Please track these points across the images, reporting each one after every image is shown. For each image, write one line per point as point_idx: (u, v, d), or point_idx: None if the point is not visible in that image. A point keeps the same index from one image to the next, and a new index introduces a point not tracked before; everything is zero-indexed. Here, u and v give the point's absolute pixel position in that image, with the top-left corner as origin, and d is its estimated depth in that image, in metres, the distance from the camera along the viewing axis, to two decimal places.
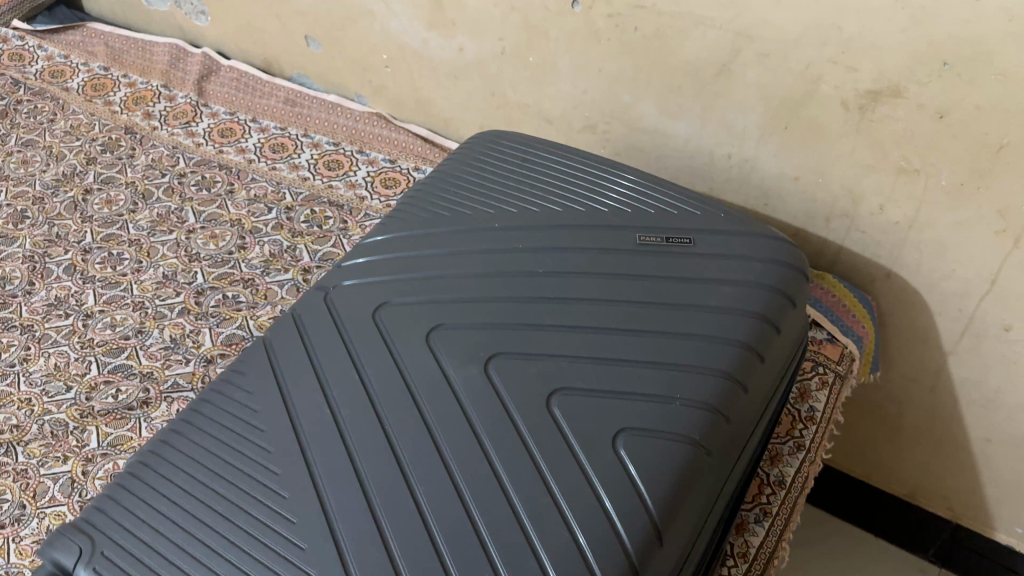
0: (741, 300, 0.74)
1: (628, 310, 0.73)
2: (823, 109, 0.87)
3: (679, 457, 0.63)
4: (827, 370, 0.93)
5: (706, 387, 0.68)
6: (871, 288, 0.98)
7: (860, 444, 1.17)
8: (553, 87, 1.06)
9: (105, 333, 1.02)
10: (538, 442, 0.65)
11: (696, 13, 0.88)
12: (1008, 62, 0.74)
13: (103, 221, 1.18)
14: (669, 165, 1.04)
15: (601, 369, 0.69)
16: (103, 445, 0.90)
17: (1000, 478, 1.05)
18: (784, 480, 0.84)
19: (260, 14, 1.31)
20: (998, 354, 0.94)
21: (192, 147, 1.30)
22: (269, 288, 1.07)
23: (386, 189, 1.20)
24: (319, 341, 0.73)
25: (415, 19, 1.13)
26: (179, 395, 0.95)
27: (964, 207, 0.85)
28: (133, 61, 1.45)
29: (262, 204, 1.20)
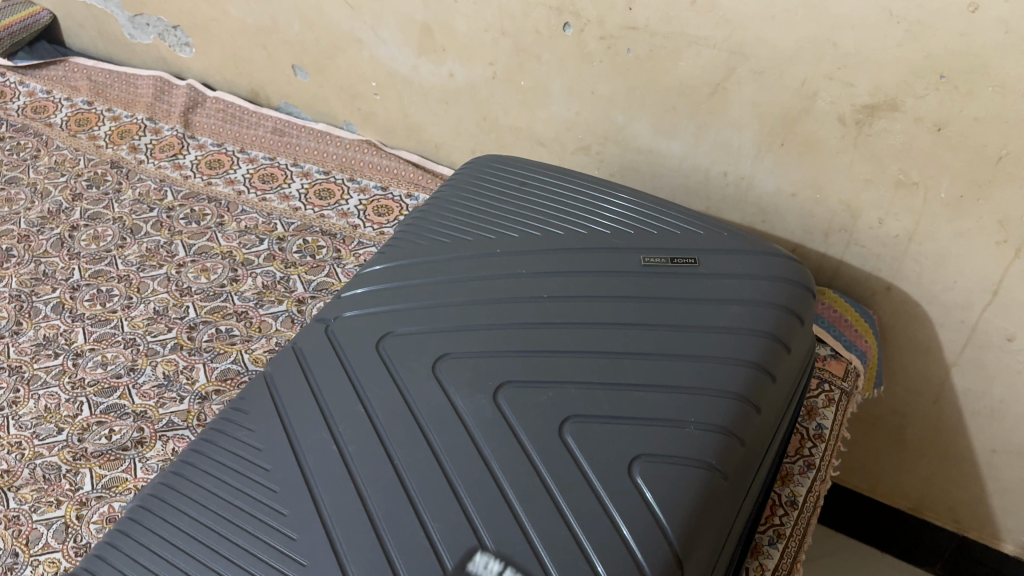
0: (749, 319, 0.73)
1: (636, 334, 0.72)
2: (819, 124, 0.86)
3: (696, 482, 0.62)
4: (833, 388, 0.92)
5: (718, 408, 0.67)
6: (872, 301, 0.98)
7: (864, 458, 1.16)
8: (545, 110, 1.06)
9: (96, 372, 1.00)
10: (551, 471, 0.63)
11: (690, 33, 0.88)
12: (1005, 74, 0.74)
13: (90, 257, 1.15)
14: (665, 184, 1.04)
15: (612, 395, 0.68)
16: (98, 488, 0.87)
17: (1007, 490, 1.04)
18: (796, 500, 0.82)
19: (246, 45, 1.31)
20: (1001, 364, 0.93)
21: (180, 180, 1.28)
22: (264, 320, 1.06)
23: (378, 216, 1.19)
24: (322, 374, 0.72)
25: (404, 46, 1.12)
26: (175, 433, 0.93)
27: (964, 218, 0.85)
28: (117, 95, 1.43)
29: (253, 236, 1.18)
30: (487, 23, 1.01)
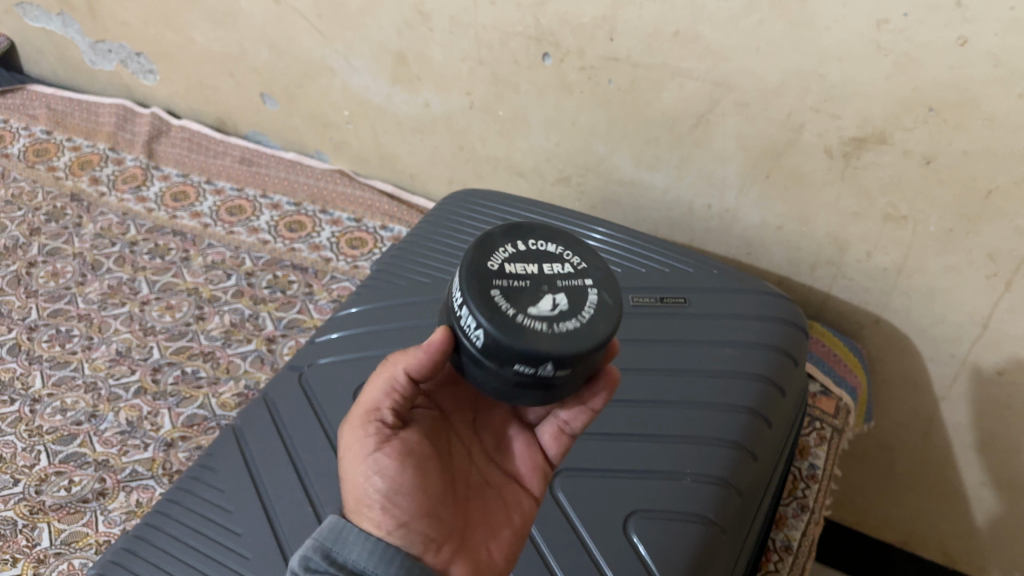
0: (743, 362, 0.71)
1: (628, 379, 0.70)
2: (805, 157, 0.84)
3: (693, 538, 0.60)
4: (825, 425, 0.90)
5: (714, 459, 0.65)
6: (859, 335, 0.96)
7: (850, 492, 1.14)
8: (523, 141, 1.03)
9: (54, 419, 0.95)
10: (543, 530, 0.61)
11: (673, 64, 0.85)
12: (995, 108, 0.72)
13: (49, 295, 1.10)
14: (648, 215, 1.02)
15: (605, 447, 0.66)
16: (56, 544, 0.82)
17: (996, 524, 1.02)
18: (791, 545, 0.80)
19: (213, 72, 1.27)
20: (991, 398, 0.91)
21: (144, 213, 1.23)
22: (232, 360, 1.01)
23: (352, 249, 1.16)
24: (296, 427, 0.69)
25: (377, 75, 1.09)
26: (139, 483, 0.88)
27: (953, 252, 0.83)
28: (78, 124, 1.38)
29: (220, 271, 1.14)
30: (463, 52, 0.98)
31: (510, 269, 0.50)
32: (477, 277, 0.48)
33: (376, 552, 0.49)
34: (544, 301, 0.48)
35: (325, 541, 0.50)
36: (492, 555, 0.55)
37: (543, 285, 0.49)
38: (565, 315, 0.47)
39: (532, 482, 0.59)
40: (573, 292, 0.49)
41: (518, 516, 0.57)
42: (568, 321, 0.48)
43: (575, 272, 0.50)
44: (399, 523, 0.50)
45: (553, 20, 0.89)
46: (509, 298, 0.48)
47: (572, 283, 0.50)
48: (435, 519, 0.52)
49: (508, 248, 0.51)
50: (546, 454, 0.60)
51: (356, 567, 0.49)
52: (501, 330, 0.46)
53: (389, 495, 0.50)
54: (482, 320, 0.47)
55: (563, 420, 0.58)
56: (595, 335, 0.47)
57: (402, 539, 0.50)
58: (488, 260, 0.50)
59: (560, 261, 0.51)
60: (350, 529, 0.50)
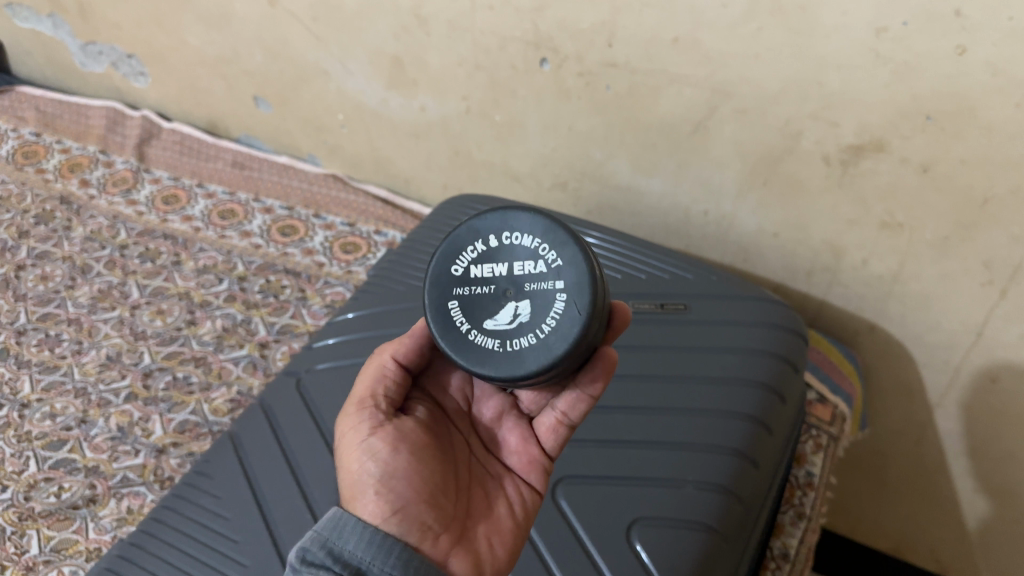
0: (743, 369, 0.72)
1: (629, 386, 0.71)
2: (803, 165, 0.84)
3: (694, 546, 0.61)
4: (821, 433, 0.89)
5: (714, 466, 0.65)
6: (855, 342, 0.96)
7: (843, 499, 1.15)
8: (520, 146, 1.03)
9: (43, 424, 0.93)
10: (547, 539, 0.62)
11: (671, 71, 0.85)
12: (993, 117, 0.72)
13: (37, 299, 1.08)
14: (644, 221, 1.02)
15: (608, 454, 0.66)
16: (46, 551, 0.81)
17: (990, 532, 1.02)
18: (788, 553, 0.79)
19: (206, 75, 1.26)
20: (984, 406, 0.91)
21: (134, 217, 1.22)
22: (224, 365, 1.00)
23: (345, 254, 1.15)
24: (293, 433, 0.69)
25: (373, 79, 1.08)
26: (130, 490, 0.86)
27: (949, 260, 0.83)
28: (67, 126, 1.37)
29: (212, 275, 1.13)
30: (460, 57, 0.98)
31: (476, 274, 0.57)
32: (445, 285, 0.58)
33: (373, 542, 0.51)
34: (501, 311, 0.56)
35: (323, 533, 0.52)
36: (493, 548, 0.56)
37: (501, 297, 0.56)
38: (518, 332, 0.56)
39: (531, 476, 0.61)
40: (533, 297, 0.56)
41: (518, 509, 0.59)
42: (521, 336, 0.55)
43: (541, 273, 0.56)
44: (395, 508, 0.53)
45: (552, 25, 0.89)
46: (467, 310, 0.57)
47: (535, 287, 0.56)
48: (433, 507, 0.54)
49: (478, 246, 0.58)
50: (544, 448, 0.61)
51: (353, 560, 0.50)
52: (456, 351, 0.57)
53: (383, 479, 0.54)
54: (442, 339, 0.58)
55: (561, 412, 0.60)
56: (543, 353, 0.55)
57: (399, 526, 0.52)
58: (455, 264, 0.58)
59: (529, 261, 0.56)
60: (349, 522, 0.52)
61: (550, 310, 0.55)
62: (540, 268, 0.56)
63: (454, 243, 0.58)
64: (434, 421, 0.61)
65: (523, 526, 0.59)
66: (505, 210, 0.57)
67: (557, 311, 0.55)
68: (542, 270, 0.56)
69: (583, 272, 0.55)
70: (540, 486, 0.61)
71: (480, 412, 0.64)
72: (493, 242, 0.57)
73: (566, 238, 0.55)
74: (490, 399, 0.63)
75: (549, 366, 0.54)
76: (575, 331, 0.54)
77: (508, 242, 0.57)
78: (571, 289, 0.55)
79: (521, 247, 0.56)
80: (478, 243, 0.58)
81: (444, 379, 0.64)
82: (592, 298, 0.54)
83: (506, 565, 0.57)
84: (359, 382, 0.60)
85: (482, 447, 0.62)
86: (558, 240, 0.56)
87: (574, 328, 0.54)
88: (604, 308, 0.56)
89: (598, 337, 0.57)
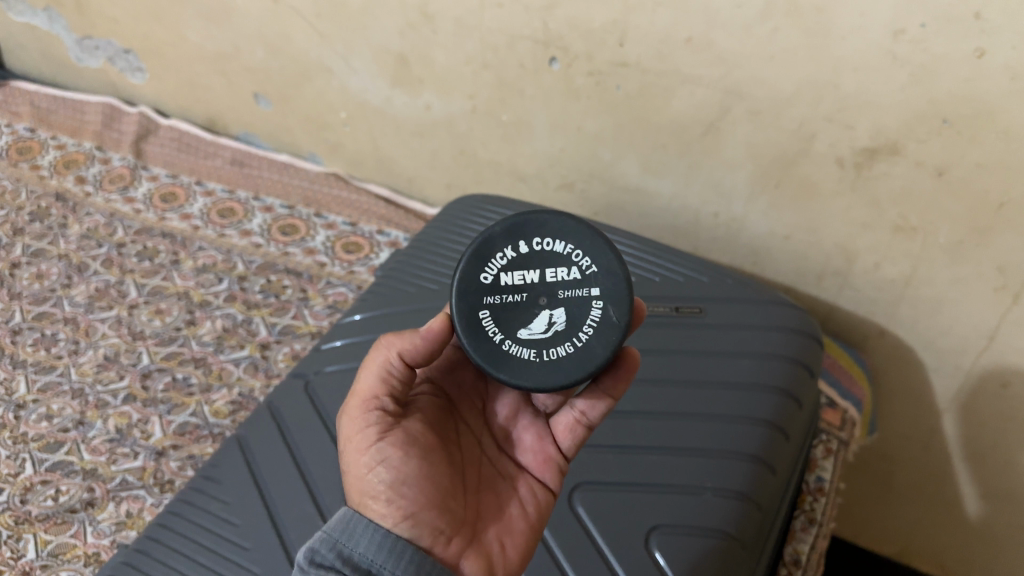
0: (758, 374, 0.72)
1: (647, 390, 0.71)
2: (816, 167, 0.84)
3: (713, 553, 0.60)
4: (831, 438, 0.88)
5: (732, 472, 0.65)
6: (865, 346, 0.95)
7: (847, 504, 1.14)
8: (527, 146, 1.02)
9: (40, 426, 0.91)
10: (565, 545, 0.62)
11: (684, 71, 0.84)
12: (1012, 121, 0.71)
13: (33, 298, 1.06)
14: (652, 223, 1.01)
15: (625, 460, 0.66)
16: (43, 556, 0.79)
17: (994, 538, 1.02)
18: (799, 558, 0.78)
19: (205, 72, 1.24)
20: (993, 411, 0.91)
21: (131, 214, 1.20)
22: (224, 367, 0.98)
23: (347, 254, 1.13)
24: (304, 439, 0.71)
25: (377, 76, 1.07)
26: (129, 493, 0.85)
27: (962, 264, 0.82)
28: (62, 122, 1.35)
29: (212, 274, 1.11)
30: (468, 55, 0.97)
31: (508, 282, 0.57)
32: (472, 293, 0.57)
33: (383, 545, 0.49)
34: (535, 320, 0.56)
35: (332, 534, 0.50)
36: (506, 551, 0.55)
37: (535, 305, 0.56)
38: (555, 339, 0.56)
39: (545, 475, 0.59)
40: (569, 305, 0.56)
41: (530, 509, 0.58)
42: (558, 345, 0.56)
43: (576, 280, 0.57)
44: (406, 514, 0.51)
45: (562, 24, 0.88)
46: (499, 319, 0.57)
47: (570, 294, 0.56)
48: (444, 510, 0.53)
49: (508, 253, 0.57)
50: (560, 447, 0.60)
51: (363, 563, 0.49)
52: (490, 362, 0.56)
53: (394, 487, 0.51)
54: (472, 350, 0.56)
55: (580, 411, 0.59)
56: (583, 362, 0.56)
57: (410, 530, 0.51)
58: (484, 272, 0.57)
59: (563, 267, 0.57)
60: (359, 523, 0.50)
61: (587, 319, 0.56)
62: (574, 275, 0.57)
63: (482, 249, 0.57)
64: (442, 419, 0.59)
65: (536, 527, 0.58)
66: (534, 216, 0.57)
67: (595, 319, 0.56)
68: (576, 276, 0.57)
69: (619, 279, 0.57)
70: (553, 486, 0.60)
71: (493, 411, 0.62)
72: (524, 248, 0.57)
73: (602, 245, 0.57)
74: (505, 397, 0.62)
75: (589, 373, 0.56)
76: (615, 338, 0.56)
77: (541, 249, 0.57)
78: (607, 296, 0.56)
79: (554, 254, 0.57)
80: (507, 249, 0.57)
81: (456, 376, 0.62)
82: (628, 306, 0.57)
83: (518, 568, 0.56)
84: (362, 378, 0.56)
85: (494, 446, 0.61)
86: (593, 247, 0.57)
87: (613, 336, 0.56)
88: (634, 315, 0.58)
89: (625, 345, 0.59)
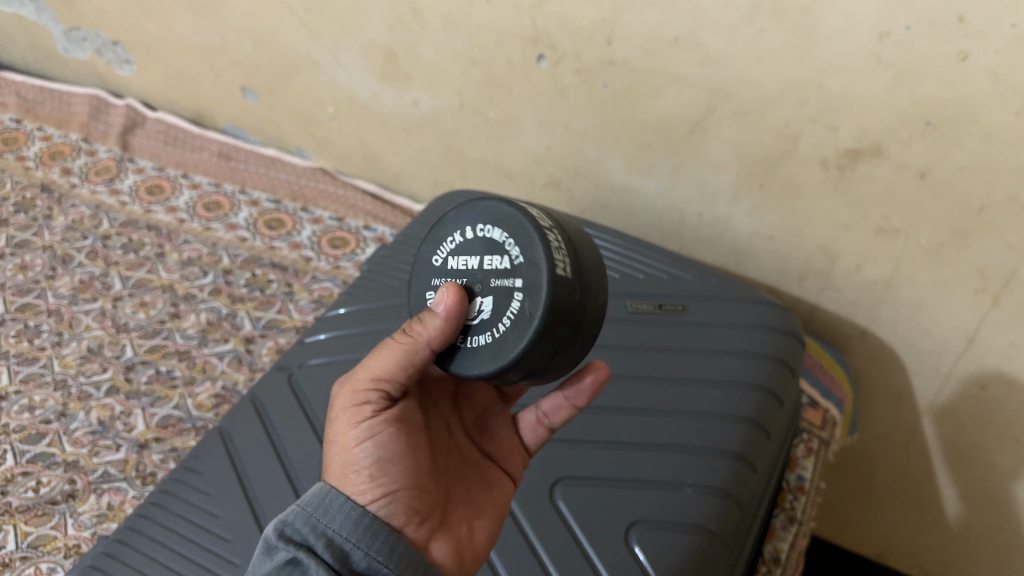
0: (738, 371, 0.73)
1: (628, 387, 0.72)
2: (801, 168, 0.84)
3: (691, 548, 0.61)
4: (812, 437, 0.89)
5: (713, 468, 0.66)
6: (846, 347, 0.96)
7: (828, 504, 1.15)
8: (515, 143, 1.02)
9: (22, 417, 0.91)
10: (546, 540, 0.63)
11: (671, 70, 0.85)
12: (993, 124, 0.72)
13: (17, 289, 1.06)
14: (637, 221, 1.01)
15: (607, 456, 0.67)
16: (23, 547, 0.78)
17: (974, 539, 1.03)
18: (779, 557, 0.79)
19: (192, 64, 1.24)
20: (973, 412, 0.91)
21: (117, 207, 1.19)
22: (208, 360, 0.98)
23: (333, 249, 1.13)
24: (287, 432, 0.71)
25: (365, 71, 1.07)
26: (111, 485, 0.84)
27: (944, 266, 0.83)
28: (49, 114, 1.34)
29: (197, 268, 1.11)
30: (456, 51, 0.97)
31: (454, 266, 0.57)
32: (427, 275, 0.59)
33: (359, 523, 0.49)
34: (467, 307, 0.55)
35: (308, 508, 0.50)
36: (473, 534, 0.55)
37: (468, 292, 0.55)
38: (479, 328, 0.54)
39: (511, 464, 0.61)
40: (496, 294, 0.53)
41: (499, 497, 0.59)
42: (481, 334, 0.53)
43: (505, 270, 0.53)
44: (386, 493, 0.51)
45: (550, 21, 0.88)
46: None
47: (499, 283, 0.53)
48: (420, 492, 0.53)
49: (457, 238, 0.57)
50: (524, 442, 0.63)
51: (337, 540, 0.48)
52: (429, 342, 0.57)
53: (379, 463, 0.51)
54: None
55: (543, 413, 0.61)
56: (500, 354, 0.52)
57: (386, 508, 0.51)
58: (436, 255, 0.58)
59: (498, 255, 0.54)
60: (335, 499, 0.50)
61: (507, 310, 0.52)
62: (505, 265, 0.53)
63: (437, 234, 0.58)
64: (425, 401, 0.58)
65: (501, 513, 0.59)
66: (483, 202, 0.55)
67: (514, 311, 0.52)
68: (507, 265, 0.53)
69: (542, 273, 0.51)
70: (517, 474, 0.62)
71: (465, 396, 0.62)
72: (470, 233, 0.56)
73: (531, 233, 0.52)
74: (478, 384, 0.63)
75: (504, 366, 0.52)
76: (526, 334, 0.51)
77: (481, 235, 0.55)
78: (528, 289, 0.51)
79: (491, 241, 0.54)
80: (458, 234, 0.57)
81: None
82: (548, 298, 0.50)
83: (485, 552, 0.56)
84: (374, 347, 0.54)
85: (463, 431, 0.61)
86: (524, 235, 0.52)
87: (525, 330, 0.51)
88: (571, 313, 0.52)
89: (562, 345, 0.52)
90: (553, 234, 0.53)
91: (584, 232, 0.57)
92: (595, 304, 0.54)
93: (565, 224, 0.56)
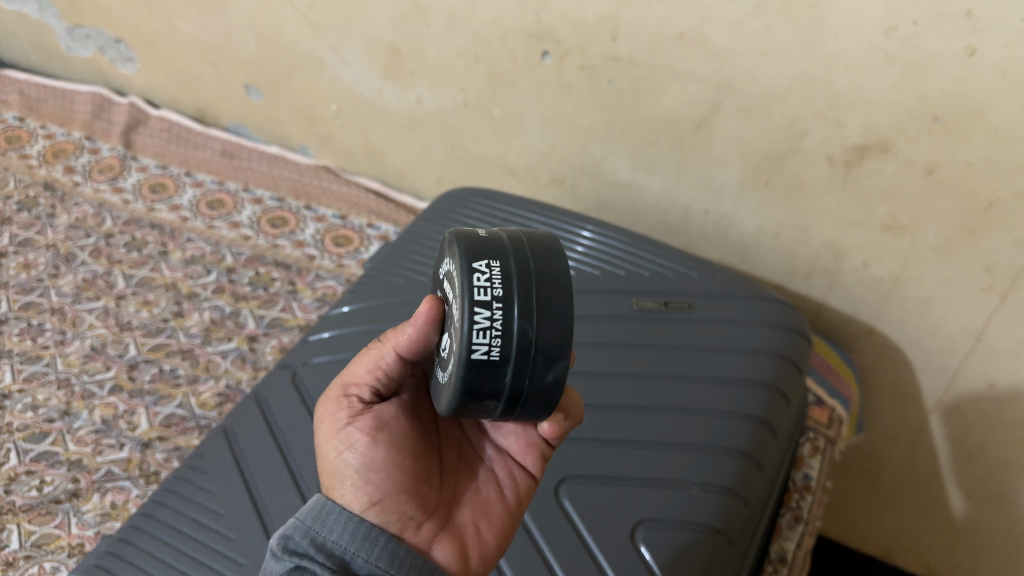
0: (747, 370, 0.73)
1: (637, 384, 0.72)
2: (808, 164, 0.83)
3: (698, 549, 0.61)
4: (818, 436, 0.89)
5: (722, 467, 0.65)
6: (852, 345, 0.95)
7: (834, 503, 1.14)
8: (519, 140, 1.02)
9: (26, 416, 0.91)
10: (551, 540, 0.62)
11: (676, 66, 0.84)
12: (1001, 120, 0.71)
13: (20, 288, 1.06)
14: (643, 218, 1.01)
15: (613, 454, 0.67)
16: (26, 547, 0.78)
17: (980, 538, 1.02)
18: (786, 557, 0.78)
19: (195, 62, 1.24)
20: (980, 411, 0.91)
21: (120, 205, 1.19)
22: (212, 359, 0.98)
23: (337, 247, 1.13)
24: (292, 432, 0.71)
25: (368, 68, 1.07)
26: (114, 484, 0.84)
27: (951, 263, 0.82)
28: (52, 112, 1.34)
29: (200, 266, 1.10)
30: (460, 47, 0.97)
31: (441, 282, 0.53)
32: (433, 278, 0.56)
33: (358, 532, 0.48)
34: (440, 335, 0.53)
35: (306, 522, 0.49)
36: (481, 535, 0.54)
37: (438, 324, 0.52)
38: (440, 362, 0.52)
39: (526, 460, 0.58)
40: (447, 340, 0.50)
41: (508, 494, 0.57)
42: (438, 370, 0.52)
43: (450, 324, 0.49)
44: (373, 502, 0.50)
45: (555, 17, 0.87)
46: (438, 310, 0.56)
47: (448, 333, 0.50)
48: (413, 497, 0.51)
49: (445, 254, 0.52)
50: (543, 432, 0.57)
51: (337, 550, 0.48)
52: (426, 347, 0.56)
53: (361, 471, 0.51)
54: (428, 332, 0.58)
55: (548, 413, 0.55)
56: (441, 400, 0.50)
57: (378, 518, 0.50)
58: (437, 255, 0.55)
59: (449, 306, 0.49)
60: (332, 511, 0.49)
61: (446, 365, 0.49)
62: (449, 319, 0.49)
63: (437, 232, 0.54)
64: (420, 402, 0.58)
65: (515, 512, 0.57)
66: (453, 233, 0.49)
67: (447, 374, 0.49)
68: (450, 321, 0.49)
69: (457, 354, 0.46)
70: (534, 470, 0.58)
71: None
72: (447, 261, 0.51)
73: (460, 305, 0.46)
74: None
75: (444, 415, 0.51)
76: (446, 402, 0.49)
77: (448, 271, 0.50)
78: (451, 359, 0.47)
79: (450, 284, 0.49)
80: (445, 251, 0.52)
81: None
82: (459, 381, 0.47)
83: (495, 552, 0.54)
84: (355, 365, 0.56)
85: (475, 427, 0.59)
86: (455, 301, 0.47)
87: (446, 397, 0.49)
88: (492, 392, 0.47)
89: (494, 412, 0.49)
90: (489, 309, 0.46)
91: (560, 276, 0.48)
92: (534, 382, 0.47)
93: (534, 276, 0.47)
